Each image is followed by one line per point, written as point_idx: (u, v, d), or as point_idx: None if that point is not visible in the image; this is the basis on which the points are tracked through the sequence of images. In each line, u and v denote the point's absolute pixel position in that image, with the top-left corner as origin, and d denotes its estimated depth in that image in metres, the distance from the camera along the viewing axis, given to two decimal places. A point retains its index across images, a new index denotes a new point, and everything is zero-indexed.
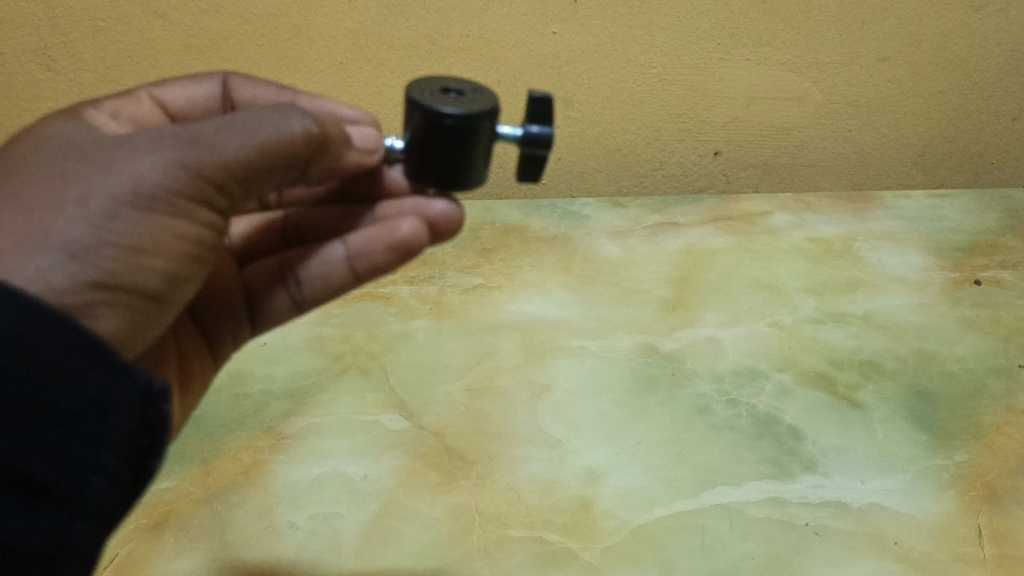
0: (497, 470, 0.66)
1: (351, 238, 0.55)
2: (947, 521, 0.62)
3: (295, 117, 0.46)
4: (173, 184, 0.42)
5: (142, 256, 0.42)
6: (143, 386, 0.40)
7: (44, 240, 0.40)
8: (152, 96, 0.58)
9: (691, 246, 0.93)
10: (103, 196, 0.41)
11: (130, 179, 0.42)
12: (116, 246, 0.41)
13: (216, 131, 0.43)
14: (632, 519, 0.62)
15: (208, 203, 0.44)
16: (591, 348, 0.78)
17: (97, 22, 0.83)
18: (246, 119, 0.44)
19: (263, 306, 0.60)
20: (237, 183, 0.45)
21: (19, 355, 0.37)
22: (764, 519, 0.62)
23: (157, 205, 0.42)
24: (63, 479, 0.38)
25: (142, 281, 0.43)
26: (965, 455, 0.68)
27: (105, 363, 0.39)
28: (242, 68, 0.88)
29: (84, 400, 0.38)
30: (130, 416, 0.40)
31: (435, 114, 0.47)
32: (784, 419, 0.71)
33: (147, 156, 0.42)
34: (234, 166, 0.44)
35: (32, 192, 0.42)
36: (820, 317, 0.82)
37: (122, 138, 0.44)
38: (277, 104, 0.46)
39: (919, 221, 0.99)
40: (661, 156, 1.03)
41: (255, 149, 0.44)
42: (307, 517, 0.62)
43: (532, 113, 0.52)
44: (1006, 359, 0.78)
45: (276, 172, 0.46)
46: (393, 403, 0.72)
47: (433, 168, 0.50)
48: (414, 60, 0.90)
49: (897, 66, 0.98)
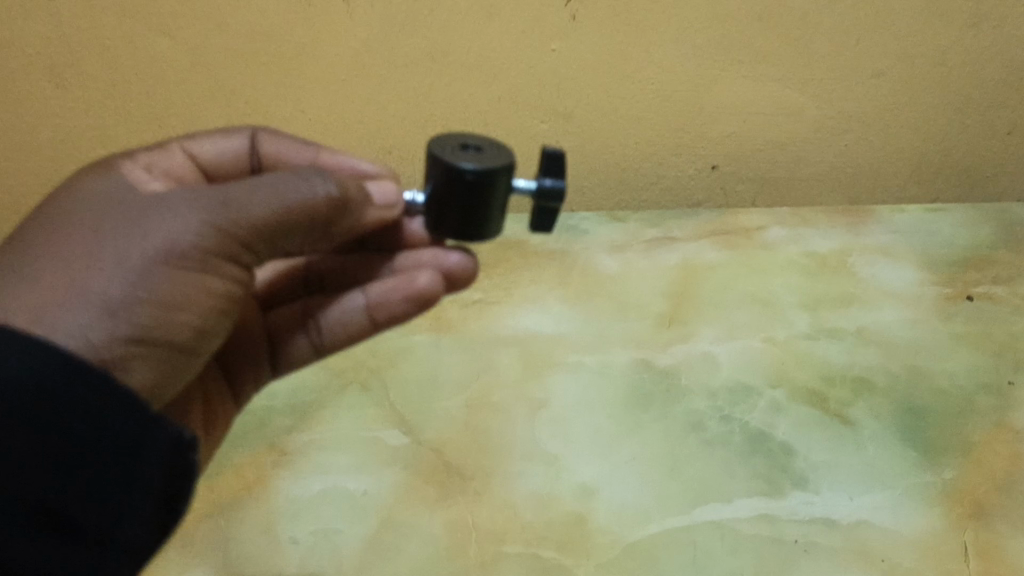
0: (495, 486, 0.67)
1: (372, 289, 0.61)
2: (933, 538, 0.64)
3: (316, 182, 0.51)
4: (204, 243, 0.47)
5: (174, 311, 0.47)
6: (171, 436, 0.45)
7: (84, 298, 0.45)
8: (183, 149, 0.61)
9: (688, 260, 0.95)
10: (139, 256, 0.46)
11: (165, 240, 0.47)
12: (150, 302, 0.46)
13: (244, 196, 0.48)
14: (625, 535, 0.64)
15: (233, 260, 0.49)
16: (588, 364, 0.80)
17: (104, 41, 0.84)
18: (271, 183, 0.49)
19: (284, 350, 0.65)
20: (261, 241, 0.50)
21: (60, 409, 0.41)
22: (755, 535, 0.63)
23: (188, 263, 0.47)
24: (93, 518, 0.43)
25: (172, 334, 0.47)
26: (952, 472, 0.69)
27: (139, 414, 0.44)
28: (246, 85, 0.90)
29: (118, 448, 0.43)
30: (159, 462, 0.44)
31: (454, 169, 0.51)
32: (776, 435, 0.72)
33: (180, 218, 0.47)
34: (258, 228, 0.49)
35: (75, 249, 0.47)
36: (814, 333, 0.84)
37: (156, 201, 0.49)
38: (300, 171, 0.52)
39: (914, 236, 1.00)
40: (660, 169, 1.04)
41: (280, 210, 0.49)
42: (308, 532, 0.64)
43: (546, 166, 0.56)
44: (996, 375, 0.79)
45: (298, 231, 0.51)
46: (393, 419, 0.73)
47: (451, 220, 0.54)
48: (416, 76, 0.92)
49: (894, 81, 0.99)
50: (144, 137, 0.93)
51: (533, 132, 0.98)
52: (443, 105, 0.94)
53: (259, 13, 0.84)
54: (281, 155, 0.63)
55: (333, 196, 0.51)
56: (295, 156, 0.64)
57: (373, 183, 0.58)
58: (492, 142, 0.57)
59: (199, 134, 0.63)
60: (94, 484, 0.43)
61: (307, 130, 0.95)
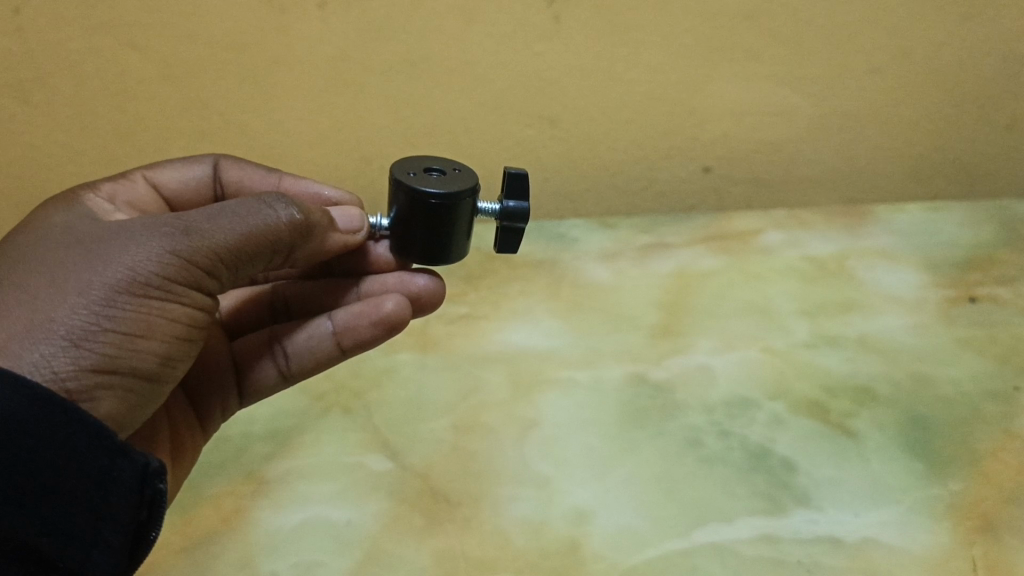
0: (484, 512, 0.64)
1: (338, 315, 0.61)
2: (941, 554, 0.61)
3: (280, 206, 0.50)
4: (168, 271, 0.45)
5: (138, 340, 0.45)
6: (141, 467, 0.42)
7: (46, 328, 0.41)
8: (146, 178, 0.62)
9: (682, 268, 0.92)
10: (101, 284, 0.43)
11: (127, 268, 0.44)
12: (113, 332, 0.43)
13: (207, 221, 0.47)
14: (621, 559, 0.61)
15: (198, 287, 0.47)
16: (580, 380, 0.77)
17: (71, 56, 0.81)
18: (234, 209, 0.48)
19: (249, 377, 0.63)
20: (225, 268, 0.48)
21: (26, 437, 0.38)
22: (757, 557, 0.60)
23: (152, 291, 0.45)
24: (64, 552, 0.39)
25: (136, 362, 0.45)
26: (960, 483, 0.66)
27: (105, 445, 0.41)
28: (221, 97, 0.87)
29: (87, 480, 0.40)
30: (129, 495, 0.41)
31: (419, 193, 0.51)
32: (776, 450, 0.69)
33: (142, 245, 0.45)
34: (223, 253, 0.47)
35: (31, 281, 0.43)
36: (814, 341, 0.81)
37: (116, 230, 0.46)
38: (261, 195, 0.50)
39: (914, 236, 0.96)
40: (651, 174, 1.01)
41: (243, 236, 0.47)
42: (288, 565, 0.61)
43: (509, 188, 0.56)
44: (1002, 380, 0.76)
45: (263, 257, 0.49)
46: (377, 443, 0.71)
47: (417, 243, 0.54)
48: (396, 83, 0.89)
49: (888, 77, 0.97)
50: (118, 154, 0.90)
51: (519, 138, 0.95)
52: (425, 113, 0.92)
53: (231, 22, 0.81)
54: (244, 179, 0.65)
55: (297, 220, 0.50)
56: (258, 181, 0.65)
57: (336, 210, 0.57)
58: (453, 163, 0.56)
59: (160, 164, 0.64)
60: (58, 517, 0.39)
61: (287, 143, 0.92)
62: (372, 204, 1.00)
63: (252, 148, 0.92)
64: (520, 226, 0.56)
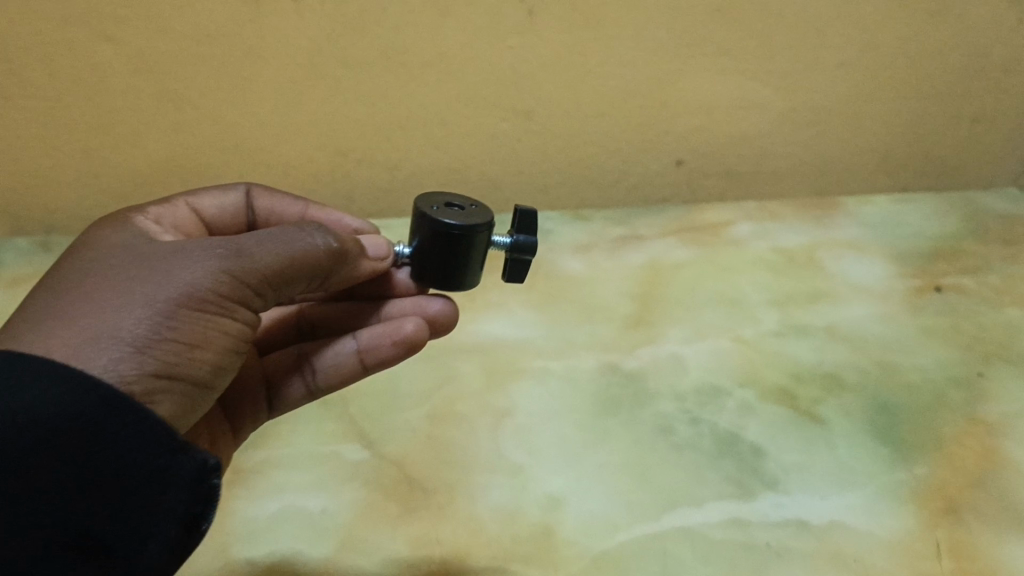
0: (459, 500, 0.65)
1: (362, 334, 0.61)
2: (906, 538, 0.62)
3: (319, 234, 0.51)
4: (222, 288, 0.46)
5: (195, 352, 0.45)
6: (200, 464, 0.42)
7: (111, 337, 0.42)
8: (187, 204, 0.63)
9: (654, 260, 0.93)
10: (163, 296, 0.44)
11: (185, 283, 0.45)
12: (174, 342, 0.44)
13: (256, 243, 0.48)
14: (595, 545, 0.62)
15: (245, 305, 0.48)
16: (554, 369, 0.78)
17: (44, 49, 0.82)
18: (278, 233, 0.49)
19: (280, 392, 0.63)
20: (270, 288, 0.49)
21: (89, 430, 0.39)
22: (727, 541, 0.62)
23: (208, 305, 0.46)
24: (120, 544, 0.40)
25: (192, 373, 0.45)
26: (924, 468, 0.68)
27: (165, 441, 0.41)
28: (194, 90, 0.88)
29: (144, 474, 0.40)
30: (188, 492, 0.41)
31: (439, 225, 0.53)
32: (745, 436, 0.70)
33: (198, 262, 0.46)
34: (270, 273, 0.48)
35: (92, 294, 0.44)
36: (783, 329, 0.82)
37: (171, 250, 0.47)
38: (300, 224, 0.52)
39: (881, 227, 0.97)
40: (624, 166, 1.03)
41: (289, 258, 0.49)
42: (264, 553, 0.61)
43: (520, 223, 0.58)
44: (967, 367, 0.77)
45: (304, 280, 0.50)
46: (352, 433, 0.71)
47: (432, 272, 0.56)
48: (371, 76, 0.90)
49: (858, 72, 0.98)
50: (91, 145, 0.91)
51: (492, 131, 0.97)
52: (399, 105, 0.93)
53: (204, 16, 0.82)
54: (277, 209, 0.66)
55: (336, 246, 0.51)
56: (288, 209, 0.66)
57: (365, 237, 0.58)
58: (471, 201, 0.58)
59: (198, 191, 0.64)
60: (114, 508, 0.40)
61: (261, 135, 0.94)
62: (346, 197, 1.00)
63: (225, 139, 0.94)
64: (530, 258, 0.57)
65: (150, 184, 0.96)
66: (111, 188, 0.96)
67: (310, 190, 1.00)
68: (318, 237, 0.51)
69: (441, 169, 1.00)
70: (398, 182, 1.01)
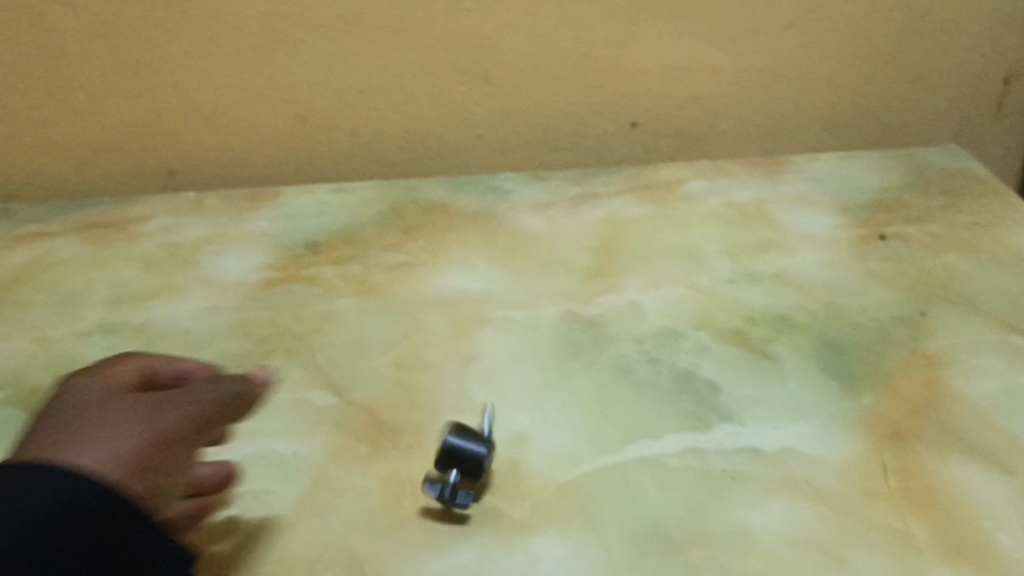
0: (427, 439, 0.67)
1: (196, 393, 0.62)
2: (853, 460, 0.65)
3: (205, 393, 0.63)
4: (138, 455, 0.56)
5: (135, 472, 0.55)
6: (183, 555, 0.52)
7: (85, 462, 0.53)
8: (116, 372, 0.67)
9: (611, 216, 0.95)
10: (104, 455, 0.55)
11: (109, 458, 0.54)
12: (116, 479, 0.54)
13: (155, 414, 0.59)
14: (560, 476, 0.64)
15: (161, 450, 0.58)
16: (516, 319, 0.80)
17: (10, 16, 0.87)
18: (189, 393, 0.61)
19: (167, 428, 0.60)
20: (195, 433, 0.59)
21: (105, 532, 0.48)
22: (684, 468, 0.65)
23: (137, 470, 0.55)
24: None
25: (142, 486, 0.55)
26: (872, 398, 0.71)
27: (158, 543, 0.51)
28: (153, 56, 0.91)
29: (137, 557, 0.49)
30: (176, 562, 0.52)
31: None
32: (701, 374, 0.73)
33: (115, 442, 0.56)
34: (181, 430, 0.58)
35: (67, 443, 0.55)
36: (736, 277, 0.85)
37: (117, 420, 0.59)
38: (185, 392, 0.63)
39: (828, 182, 1.01)
40: (581, 129, 1.04)
41: (193, 418, 0.60)
42: (238, 494, 0.63)
43: None
44: (911, 307, 0.81)
45: (208, 420, 0.61)
46: (321, 381, 0.73)
47: None
48: (329, 40, 0.92)
49: (805, 32, 1.01)
50: (53, 113, 0.94)
51: (451, 94, 0.99)
52: (358, 69, 0.95)
53: None
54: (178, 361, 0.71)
55: (224, 398, 0.63)
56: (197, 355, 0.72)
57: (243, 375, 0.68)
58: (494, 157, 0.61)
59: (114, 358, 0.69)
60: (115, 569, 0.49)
61: (221, 101, 0.95)
62: (308, 162, 1.02)
63: (184, 107, 0.95)
64: None
65: (112, 152, 0.97)
66: (72, 156, 0.97)
67: (272, 156, 1.01)
68: (203, 395, 0.63)
69: (401, 134, 1.01)
70: (357, 147, 1.01)
